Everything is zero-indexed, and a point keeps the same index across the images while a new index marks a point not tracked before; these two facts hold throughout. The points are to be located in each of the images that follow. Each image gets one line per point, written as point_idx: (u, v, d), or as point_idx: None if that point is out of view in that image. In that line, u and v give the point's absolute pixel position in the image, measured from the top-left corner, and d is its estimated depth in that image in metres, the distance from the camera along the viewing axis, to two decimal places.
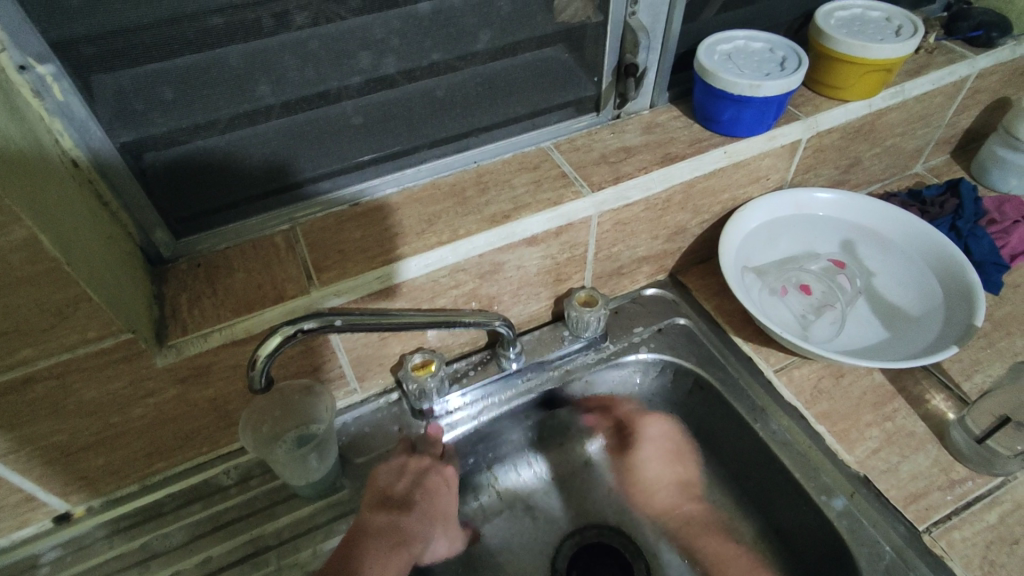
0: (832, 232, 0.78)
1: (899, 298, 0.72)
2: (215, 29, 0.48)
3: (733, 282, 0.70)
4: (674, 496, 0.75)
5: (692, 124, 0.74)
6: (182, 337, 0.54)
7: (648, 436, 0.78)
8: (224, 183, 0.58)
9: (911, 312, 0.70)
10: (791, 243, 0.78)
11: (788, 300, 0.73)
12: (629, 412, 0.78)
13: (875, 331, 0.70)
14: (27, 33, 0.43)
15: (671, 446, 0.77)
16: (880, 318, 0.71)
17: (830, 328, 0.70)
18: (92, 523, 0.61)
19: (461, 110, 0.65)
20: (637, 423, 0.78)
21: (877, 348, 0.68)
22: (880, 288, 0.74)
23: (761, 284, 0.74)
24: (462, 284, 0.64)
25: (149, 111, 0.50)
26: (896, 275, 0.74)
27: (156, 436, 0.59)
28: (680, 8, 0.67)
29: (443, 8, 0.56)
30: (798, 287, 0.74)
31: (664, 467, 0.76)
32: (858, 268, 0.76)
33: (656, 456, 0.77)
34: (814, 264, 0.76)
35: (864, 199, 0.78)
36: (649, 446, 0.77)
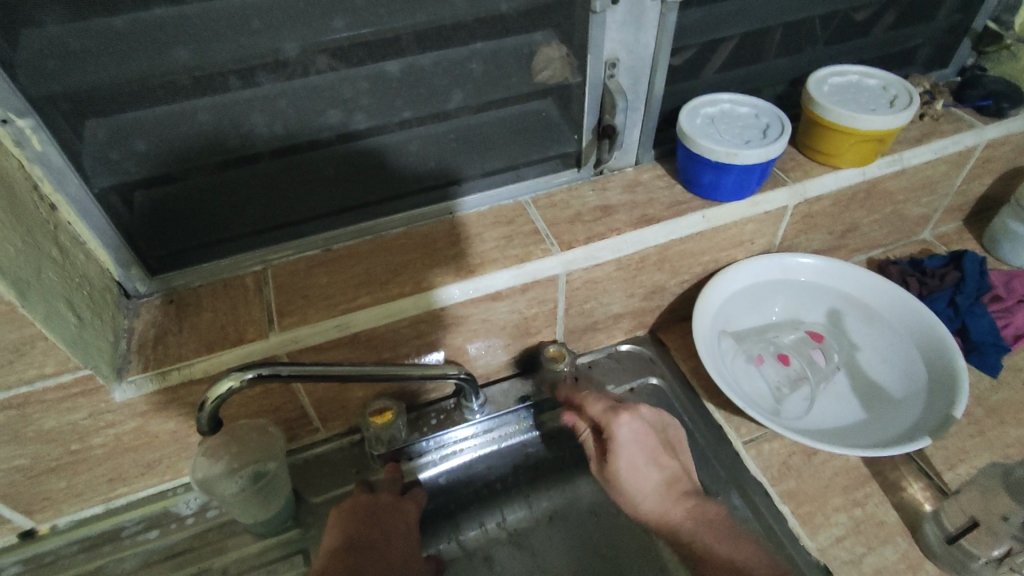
0: (817, 300, 0.76)
1: (878, 377, 0.70)
2: (182, 86, 0.50)
3: (705, 349, 0.69)
4: (667, 488, 0.59)
5: (675, 185, 0.73)
6: (142, 373, 0.56)
7: (623, 444, 0.60)
8: (198, 225, 0.60)
9: (891, 393, 0.68)
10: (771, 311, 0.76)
11: (763, 369, 0.71)
12: (599, 411, 0.63)
13: (849, 412, 0.67)
14: (9, 91, 0.46)
15: (649, 440, 0.61)
16: (855, 397, 0.69)
17: (802, 403, 0.69)
18: (55, 542, 0.64)
19: (435, 162, 0.66)
20: (610, 422, 0.61)
21: (848, 429, 0.65)
22: (859, 365, 0.71)
23: (737, 351, 0.73)
24: (426, 334, 0.65)
25: (124, 160, 0.53)
26: (879, 351, 0.72)
27: (117, 464, 0.61)
28: (662, 71, 0.67)
29: (413, 69, 0.57)
30: (775, 357, 0.72)
31: (651, 467, 0.60)
32: (841, 340, 0.74)
33: (637, 458, 0.60)
34: (791, 335, 0.74)
35: (853, 268, 0.75)
36: (629, 448, 0.60)
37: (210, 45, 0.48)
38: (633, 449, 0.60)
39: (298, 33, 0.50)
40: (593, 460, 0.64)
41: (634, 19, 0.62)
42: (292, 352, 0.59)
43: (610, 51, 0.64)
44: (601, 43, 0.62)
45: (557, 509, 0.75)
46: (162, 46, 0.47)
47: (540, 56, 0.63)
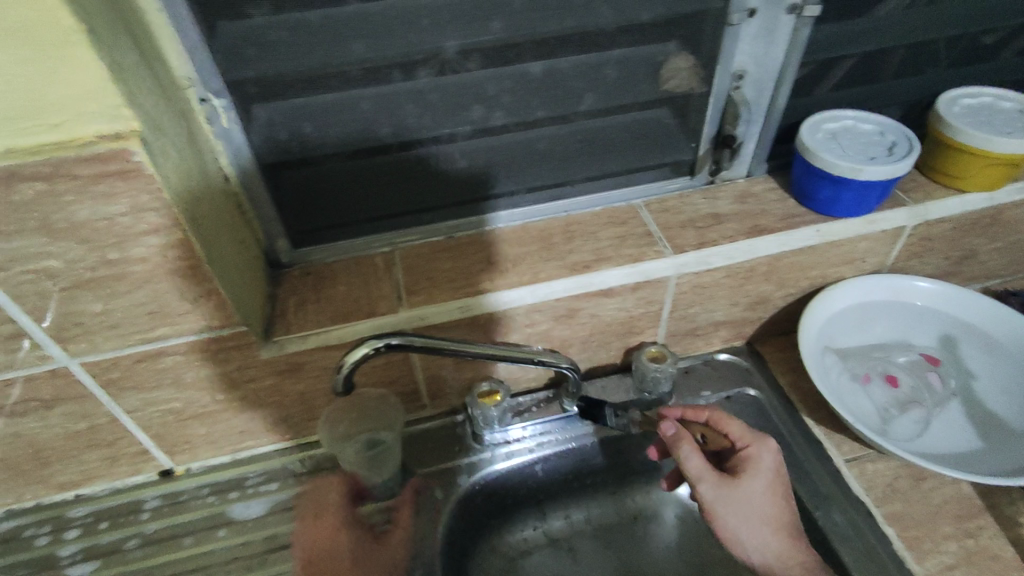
0: (930, 324, 0.75)
1: (998, 406, 0.68)
2: (353, 77, 0.55)
3: (810, 362, 0.69)
4: (786, 553, 0.58)
5: (788, 198, 0.74)
6: (285, 335, 0.61)
7: (750, 489, 0.60)
8: (344, 204, 0.67)
9: (1010, 425, 0.66)
10: (882, 331, 0.75)
11: (869, 389, 0.70)
12: (740, 430, 0.63)
13: (967, 440, 0.66)
14: (211, 75, 0.52)
15: (763, 503, 0.59)
16: (973, 424, 0.67)
17: (912, 427, 0.67)
18: (189, 483, 0.70)
19: (559, 161, 0.70)
20: (756, 443, 0.62)
21: (964, 458, 0.64)
22: (977, 393, 0.69)
23: (843, 368, 0.72)
24: (537, 324, 0.68)
25: (291, 140, 0.59)
26: (999, 381, 0.69)
27: (251, 418, 0.67)
28: (788, 84, 0.68)
29: (553, 71, 0.61)
30: (883, 378, 0.71)
31: (775, 507, 0.59)
32: (955, 367, 0.72)
33: (749, 518, 0.59)
34: (902, 357, 0.73)
35: (970, 294, 0.73)
36: (766, 477, 0.60)
37: (382, 41, 0.53)
38: (768, 481, 0.60)
39: (459, 33, 0.54)
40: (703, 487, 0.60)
41: (768, 32, 0.63)
42: (417, 328, 0.64)
43: (739, 63, 0.65)
44: (731, 54, 0.64)
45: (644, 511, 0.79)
46: (343, 40, 0.53)
47: (670, 65, 0.65)
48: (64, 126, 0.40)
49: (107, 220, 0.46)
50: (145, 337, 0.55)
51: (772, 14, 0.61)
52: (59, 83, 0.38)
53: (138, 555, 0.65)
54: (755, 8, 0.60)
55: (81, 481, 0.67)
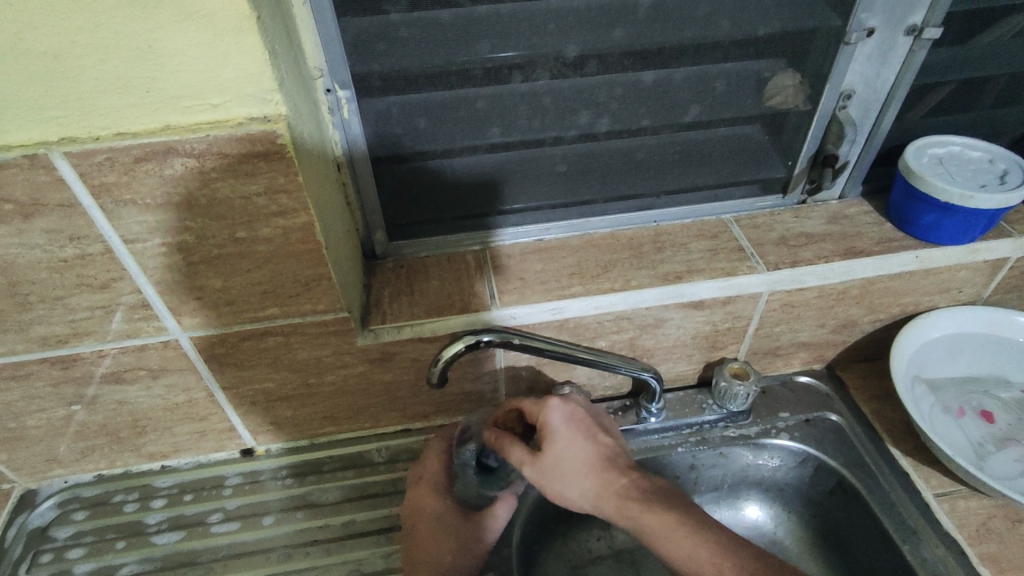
0: None
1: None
2: (474, 76, 0.56)
3: (904, 392, 0.67)
4: (606, 489, 0.56)
5: (884, 222, 0.72)
6: (381, 324, 0.63)
7: (530, 465, 0.58)
8: (440, 201, 0.68)
9: None
10: (978, 365, 0.73)
11: (964, 423, 0.69)
12: (530, 403, 0.62)
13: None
14: (340, 66, 0.54)
15: (568, 463, 0.58)
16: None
17: (1011, 466, 0.66)
18: (268, 464, 0.72)
19: (654, 172, 0.70)
20: (540, 407, 0.61)
21: None
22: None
23: (935, 400, 0.70)
24: (623, 331, 0.68)
25: (403, 135, 0.61)
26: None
27: (335, 404, 0.69)
28: (895, 107, 0.67)
29: (664, 81, 0.61)
30: (978, 413, 0.70)
31: (586, 446, 0.59)
32: None
33: (575, 482, 0.57)
34: (999, 393, 0.71)
35: None
36: (564, 429, 0.59)
37: (507, 42, 0.54)
38: (569, 429, 0.59)
39: (580, 38, 0.55)
40: (525, 467, 0.59)
41: (882, 53, 0.62)
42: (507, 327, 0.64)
43: (848, 83, 0.64)
44: (842, 73, 0.63)
45: None
46: (471, 41, 0.54)
47: (775, 82, 0.65)
48: (222, 106, 0.42)
49: (244, 199, 0.48)
50: (256, 315, 0.57)
51: (889, 35, 0.61)
52: (227, 66, 0.41)
53: (219, 530, 0.67)
54: (873, 28, 0.60)
55: (169, 452, 0.69)
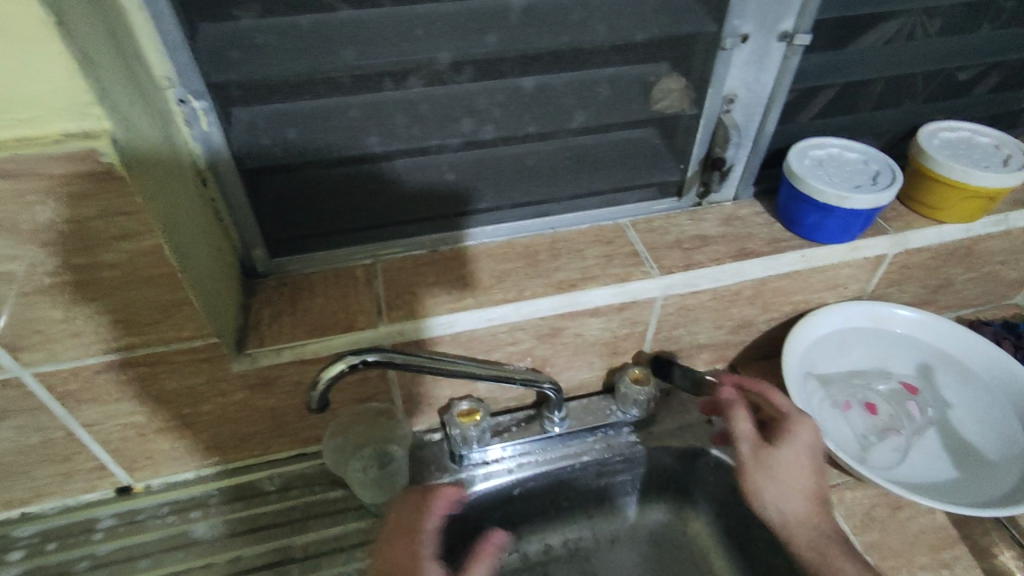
0: (909, 352, 0.76)
1: (974, 436, 0.69)
2: (341, 83, 0.54)
3: (793, 391, 0.68)
4: (804, 512, 0.59)
5: (773, 223, 0.74)
6: (258, 348, 0.59)
7: (806, 436, 0.61)
8: (324, 214, 0.65)
9: (987, 455, 0.67)
10: (860, 358, 0.76)
11: (850, 416, 0.71)
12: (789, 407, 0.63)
13: (949, 470, 0.67)
14: (192, 75, 0.50)
15: (820, 453, 0.61)
16: (952, 453, 0.68)
17: (891, 455, 0.68)
18: (148, 501, 0.66)
19: (546, 178, 0.69)
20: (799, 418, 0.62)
21: (941, 487, 0.65)
22: (954, 423, 0.71)
23: (824, 394, 0.72)
24: (520, 342, 0.66)
25: (273, 146, 0.57)
26: (973, 410, 0.71)
27: (216, 433, 0.64)
28: (777, 110, 0.68)
29: (545, 87, 0.60)
30: (863, 405, 0.72)
31: (803, 469, 0.60)
32: (932, 396, 0.73)
33: (803, 460, 0.60)
34: (880, 385, 0.74)
35: (945, 321, 0.75)
36: (796, 447, 0.60)
37: (373, 49, 0.52)
38: (796, 446, 0.61)
39: (452, 44, 0.53)
40: (802, 428, 0.61)
41: (759, 59, 0.63)
42: (396, 343, 0.62)
43: (730, 87, 0.65)
44: (723, 78, 0.64)
45: (621, 535, 0.77)
46: (333, 47, 0.51)
47: (660, 87, 0.65)
48: (33, 121, 0.38)
49: (71, 223, 0.43)
50: (108, 346, 0.52)
51: (763, 41, 0.62)
52: (31, 78, 0.36)
53: None
54: (747, 34, 0.61)
55: (32, 497, 0.63)
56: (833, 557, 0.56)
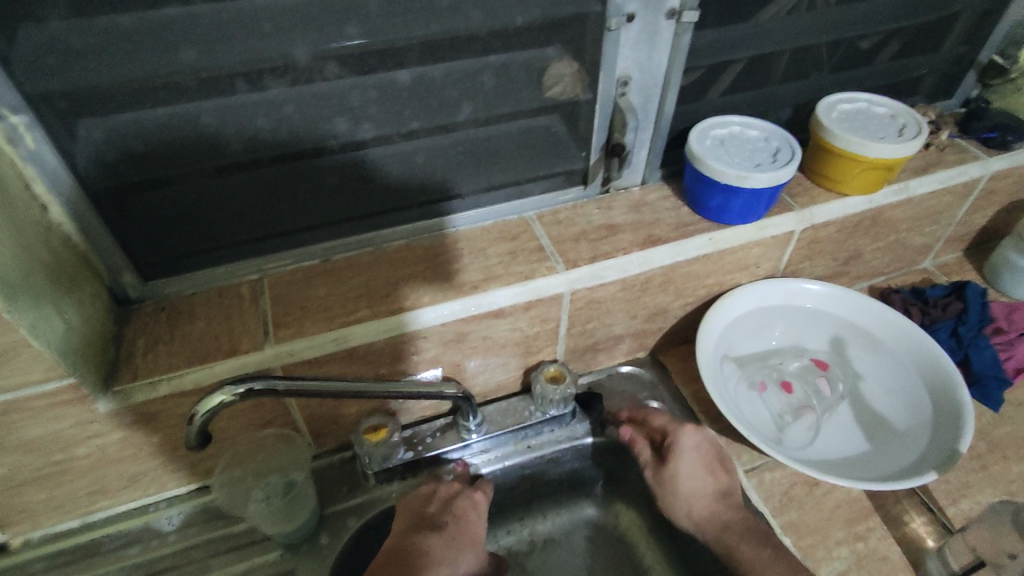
0: (820, 326, 0.77)
1: (881, 408, 0.71)
2: (187, 88, 0.49)
3: (710, 376, 0.68)
4: (710, 516, 0.63)
5: (681, 206, 0.72)
6: (130, 382, 0.54)
7: (687, 444, 0.65)
8: (199, 230, 0.58)
9: (895, 425, 0.69)
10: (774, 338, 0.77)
11: (765, 396, 0.72)
12: (664, 421, 0.68)
13: (860, 443, 0.68)
14: (4, 88, 0.44)
15: (711, 453, 0.65)
16: (861, 426, 0.70)
17: (805, 434, 0.69)
18: (29, 555, 0.61)
19: (441, 174, 0.65)
20: (675, 430, 0.66)
21: (853, 462, 0.66)
22: (863, 396, 0.73)
23: (740, 376, 0.73)
24: (424, 350, 0.63)
25: (121, 162, 0.51)
26: (882, 381, 0.73)
27: (98, 477, 0.59)
28: (673, 90, 0.67)
29: (423, 79, 0.56)
30: (778, 384, 0.73)
31: (706, 476, 0.64)
32: (843, 371, 0.75)
33: (695, 467, 0.64)
34: (793, 363, 0.75)
35: (854, 295, 0.76)
36: (688, 457, 0.64)
37: (216, 49, 0.47)
38: (693, 456, 0.65)
39: (306, 39, 0.49)
40: (683, 438, 0.65)
41: (648, 38, 0.61)
42: (286, 364, 0.58)
43: (623, 69, 0.63)
44: (614, 61, 0.62)
45: (553, 535, 0.76)
46: (169, 48, 0.46)
47: (552, 72, 0.61)
48: None
49: None
50: None
51: (651, 20, 0.60)
52: None
53: None
54: (633, 13, 0.58)
55: None
56: (742, 549, 0.59)
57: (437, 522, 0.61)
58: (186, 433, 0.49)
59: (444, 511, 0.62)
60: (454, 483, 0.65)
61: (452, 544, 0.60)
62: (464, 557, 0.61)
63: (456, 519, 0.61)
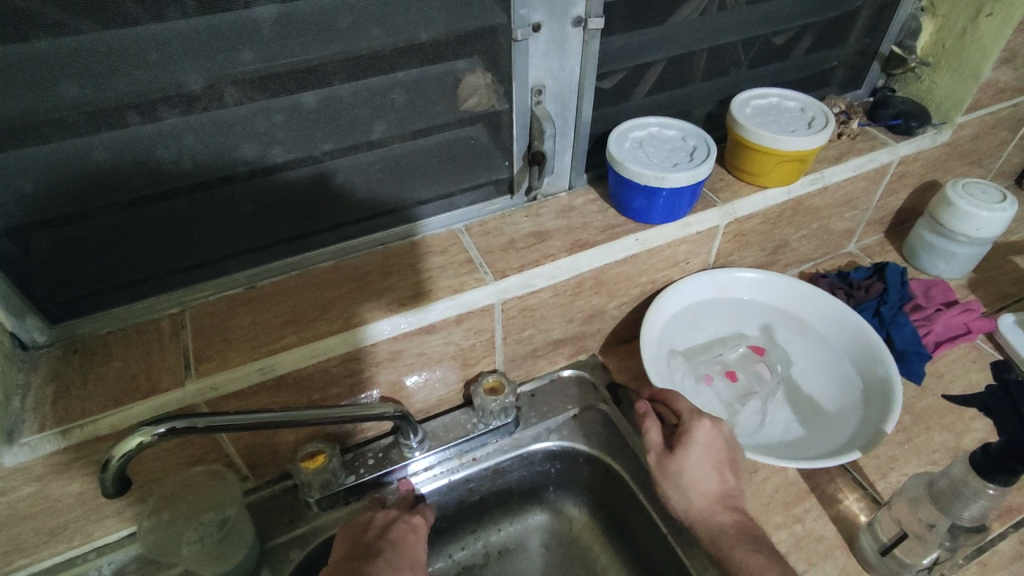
0: (751, 315, 0.81)
1: (820, 386, 0.73)
2: (74, 124, 0.47)
3: (656, 374, 0.69)
4: (708, 512, 0.60)
5: (608, 209, 0.73)
6: (38, 433, 0.52)
7: (701, 437, 0.62)
8: (107, 267, 0.56)
9: (833, 399, 0.72)
10: (714, 330, 0.78)
11: (713, 387, 0.73)
12: (685, 409, 0.64)
13: (804, 422, 0.70)
14: None
15: (725, 452, 0.62)
16: (803, 405, 0.72)
17: (754, 419, 0.71)
18: None
19: (363, 193, 0.63)
20: (693, 420, 0.63)
21: (801, 441, 0.68)
22: (802, 376, 0.75)
23: (686, 370, 0.74)
24: (357, 372, 0.63)
25: (9, 203, 0.49)
26: (815, 358, 0.76)
27: (15, 533, 0.56)
28: (587, 95, 0.68)
29: (330, 100, 0.55)
30: (723, 374, 0.74)
31: (714, 473, 0.61)
32: (780, 353, 0.77)
33: (705, 461, 0.61)
34: (734, 351, 0.76)
35: (779, 282, 0.80)
36: (701, 451, 0.61)
37: (101, 81, 0.46)
38: (705, 452, 0.61)
39: (200, 66, 0.48)
40: (699, 430, 0.62)
41: (556, 46, 0.62)
42: (211, 400, 0.56)
43: (535, 78, 0.64)
44: (525, 71, 0.62)
45: (508, 544, 0.75)
46: (48, 83, 0.45)
47: (466, 85, 0.61)
48: None
49: None
50: None
51: (557, 29, 0.61)
52: None
53: None
54: (539, 22, 0.59)
55: None
56: (736, 552, 0.56)
57: (374, 550, 0.59)
58: (99, 483, 0.44)
59: (381, 538, 0.60)
60: (391, 509, 0.64)
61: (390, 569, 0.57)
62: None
63: (393, 545, 0.60)
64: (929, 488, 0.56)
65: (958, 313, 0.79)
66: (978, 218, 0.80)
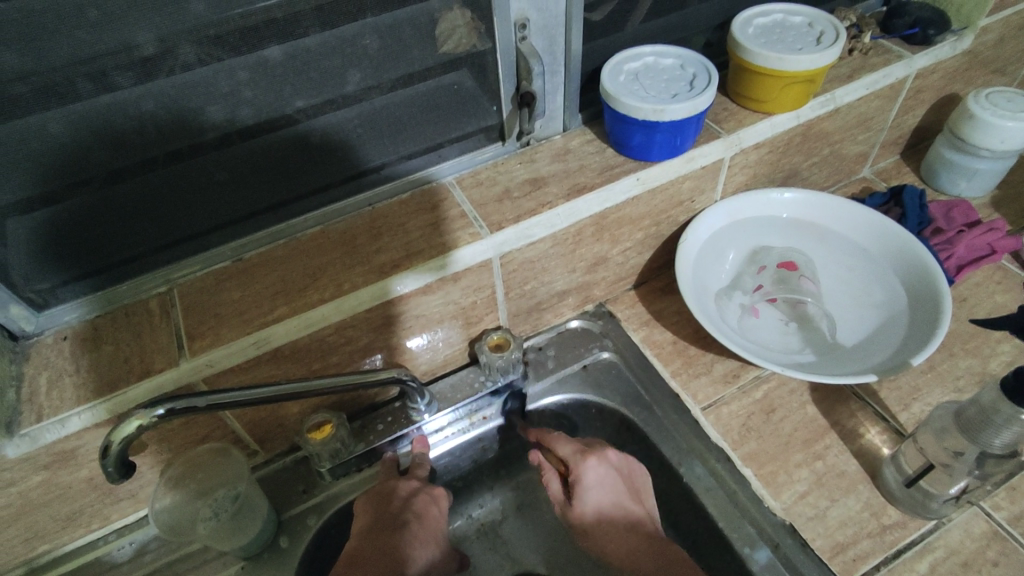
0: (773, 230, 0.77)
1: (863, 293, 0.72)
2: (20, 98, 0.44)
3: (698, 307, 0.66)
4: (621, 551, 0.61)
5: (606, 149, 0.69)
6: (36, 424, 0.51)
7: (589, 479, 0.63)
8: (87, 250, 0.54)
9: (876, 297, 0.71)
10: (743, 256, 0.76)
11: (761, 319, 0.71)
12: (568, 453, 0.66)
13: (861, 327, 0.68)
14: None
15: (619, 482, 0.63)
16: (851, 313, 0.70)
17: (815, 336, 0.69)
18: None
19: (343, 151, 0.60)
20: (578, 465, 0.64)
21: (870, 340, 0.67)
22: (841, 285, 0.73)
23: (728, 307, 0.71)
24: (357, 339, 0.61)
25: None
26: (842, 264, 0.75)
27: (30, 522, 0.56)
28: (575, 27, 0.63)
29: (297, 52, 0.51)
30: (765, 302, 0.72)
31: (620, 508, 0.63)
32: (812, 266, 0.74)
33: (604, 496, 0.63)
34: (766, 273, 0.74)
35: (789, 191, 0.77)
36: (598, 492, 0.63)
37: (39, 46, 0.42)
38: (602, 491, 0.63)
39: (150, 23, 0.44)
40: (585, 472, 0.63)
41: None
42: (208, 376, 0.55)
43: (518, 11, 0.59)
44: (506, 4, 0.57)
45: (525, 499, 0.75)
46: None
47: (443, 25, 0.57)
48: None
49: None
50: None
51: None
52: None
53: None
54: None
55: None
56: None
57: (398, 522, 0.60)
58: (106, 473, 0.43)
59: (406, 509, 0.61)
60: (411, 480, 0.63)
61: (415, 543, 0.60)
62: (424, 552, 0.61)
63: (418, 517, 0.62)
64: (957, 417, 0.54)
65: (982, 233, 0.75)
66: (1003, 129, 0.74)
